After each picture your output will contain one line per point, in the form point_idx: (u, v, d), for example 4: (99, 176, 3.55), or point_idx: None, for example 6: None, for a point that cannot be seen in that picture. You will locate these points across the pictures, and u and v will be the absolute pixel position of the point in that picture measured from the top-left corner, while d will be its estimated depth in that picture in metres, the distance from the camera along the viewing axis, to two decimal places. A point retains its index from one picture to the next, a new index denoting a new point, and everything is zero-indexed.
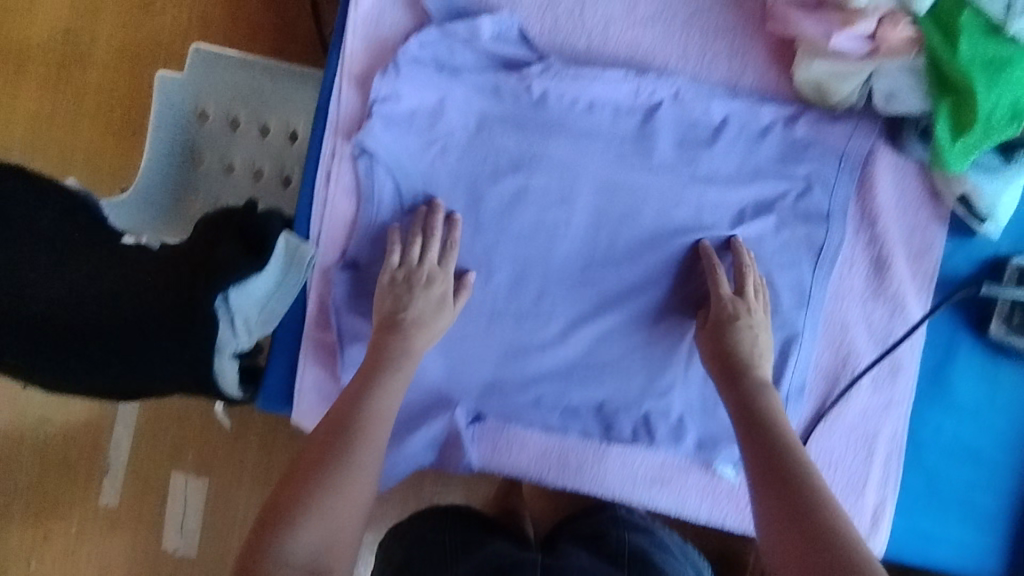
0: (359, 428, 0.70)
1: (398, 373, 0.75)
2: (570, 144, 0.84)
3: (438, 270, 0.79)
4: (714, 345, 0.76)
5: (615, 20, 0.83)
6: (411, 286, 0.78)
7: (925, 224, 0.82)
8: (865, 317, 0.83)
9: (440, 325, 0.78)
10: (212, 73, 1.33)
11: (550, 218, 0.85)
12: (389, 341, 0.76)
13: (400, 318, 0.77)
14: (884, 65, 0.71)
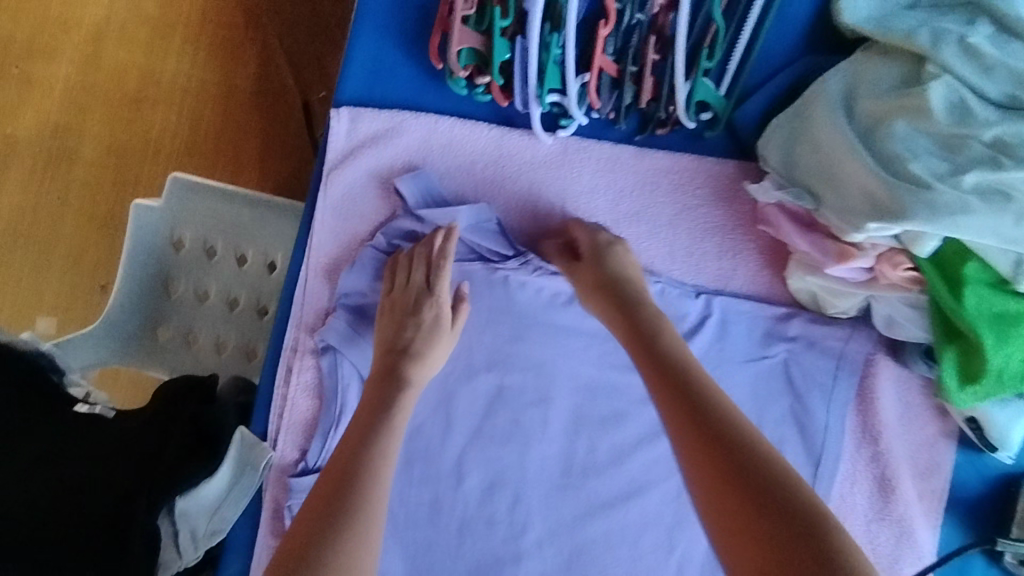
0: (366, 482, 0.61)
1: (394, 419, 0.67)
2: (549, 340, 0.79)
3: (430, 293, 0.74)
4: (598, 275, 0.73)
5: (597, 218, 0.80)
6: (402, 310, 0.73)
7: (932, 441, 0.77)
8: (871, 541, 0.76)
9: (439, 354, 0.73)
10: (189, 202, 1.14)
11: (529, 422, 0.79)
12: (382, 391, 0.69)
13: (397, 351, 0.72)
14: (882, 294, 0.68)
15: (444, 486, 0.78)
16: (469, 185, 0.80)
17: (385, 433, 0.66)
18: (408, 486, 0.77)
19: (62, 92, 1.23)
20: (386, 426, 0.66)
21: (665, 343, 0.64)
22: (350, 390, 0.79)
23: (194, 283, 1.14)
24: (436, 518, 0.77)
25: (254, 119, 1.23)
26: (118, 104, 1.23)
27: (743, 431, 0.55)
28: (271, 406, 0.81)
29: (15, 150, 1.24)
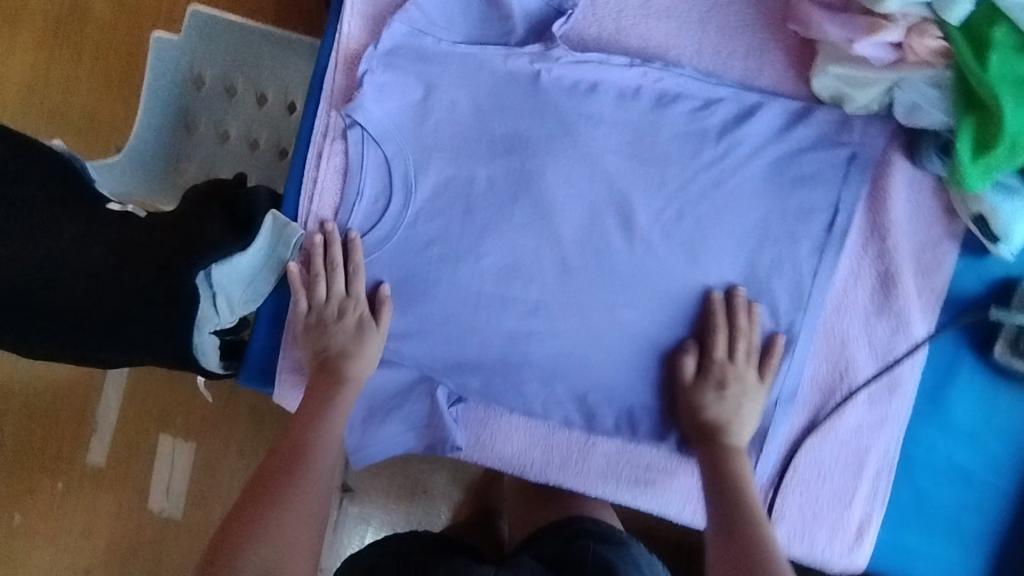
0: (303, 454, 0.73)
1: (336, 405, 0.77)
2: (571, 125, 0.81)
3: (348, 300, 0.80)
4: (692, 418, 0.80)
5: (628, 11, 0.82)
6: (327, 321, 0.79)
7: (938, 241, 0.80)
8: (866, 333, 0.81)
9: (370, 351, 0.79)
10: (211, 37, 1.19)
11: (551, 209, 0.82)
12: (322, 387, 0.78)
13: (326, 356, 0.79)
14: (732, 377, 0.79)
15: (465, 263, 0.83)
16: None
17: (304, 445, 0.74)
18: (428, 262, 0.83)
19: None
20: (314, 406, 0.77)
21: (724, 451, 0.76)
22: (375, 171, 0.82)
23: (217, 123, 1.18)
24: (453, 292, 0.83)
25: None
26: None
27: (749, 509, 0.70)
28: (302, 191, 0.84)
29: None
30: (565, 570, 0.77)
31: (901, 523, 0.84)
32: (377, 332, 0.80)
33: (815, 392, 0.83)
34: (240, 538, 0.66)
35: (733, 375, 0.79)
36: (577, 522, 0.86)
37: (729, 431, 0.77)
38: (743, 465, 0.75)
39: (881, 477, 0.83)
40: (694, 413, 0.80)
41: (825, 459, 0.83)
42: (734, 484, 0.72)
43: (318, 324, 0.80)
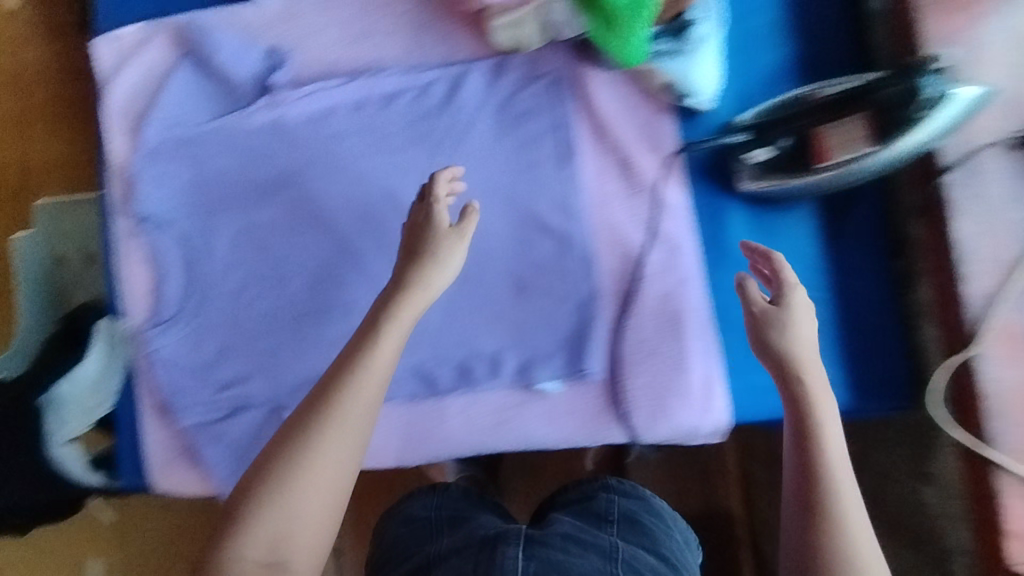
0: (337, 402, 0.63)
1: (376, 340, 0.65)
2: (320, 147, 0.92)
3: (441, 203, 0.70)
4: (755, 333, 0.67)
5: (331, 44, 0.93)
6: (417, 215, 0.70)
7: (653, 117, 0.91)
8: (632, 213, 0.90)
9: (452, 262, 0.68)
10: (60, 221, 1.18)
11: (331, 220, 0.91)
12: (371, 314, 0.67)
13: (415, 255, 0.68)
14: (800, 302, 0.66)
15: (274, 294, 0.91)
16: (208, 59, 0.92)
17: (357, 369, 0.64)
18: (244, 304, 0.91)
19: None
20: (356, 358, 0.64)
21: (797, 382, 0.64)
22: (172, 250, 0.92)
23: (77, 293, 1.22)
24: (274, 321, 0.90)
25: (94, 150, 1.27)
26: None
27: (826, 466, 0.61)
28: (119, 290, 0.93)
29: None
30: (595, 520, 0.82)
31: (744, 366, 0.89)
32: (439, 259, 0.68)
33: (614, 281, 0.90)
34: (271, 489, 0.61)
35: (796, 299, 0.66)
36: (601, 480, 0.89)
37: (806, 379, 0.64)
38: (827, 399, 0.64)
39: (705, 331, 0.88)
40: (757, 335, 0.66)
41: (647, 335, 0.88)
42: (813, 432, 0.63)
43: (410, 229, 0.70)
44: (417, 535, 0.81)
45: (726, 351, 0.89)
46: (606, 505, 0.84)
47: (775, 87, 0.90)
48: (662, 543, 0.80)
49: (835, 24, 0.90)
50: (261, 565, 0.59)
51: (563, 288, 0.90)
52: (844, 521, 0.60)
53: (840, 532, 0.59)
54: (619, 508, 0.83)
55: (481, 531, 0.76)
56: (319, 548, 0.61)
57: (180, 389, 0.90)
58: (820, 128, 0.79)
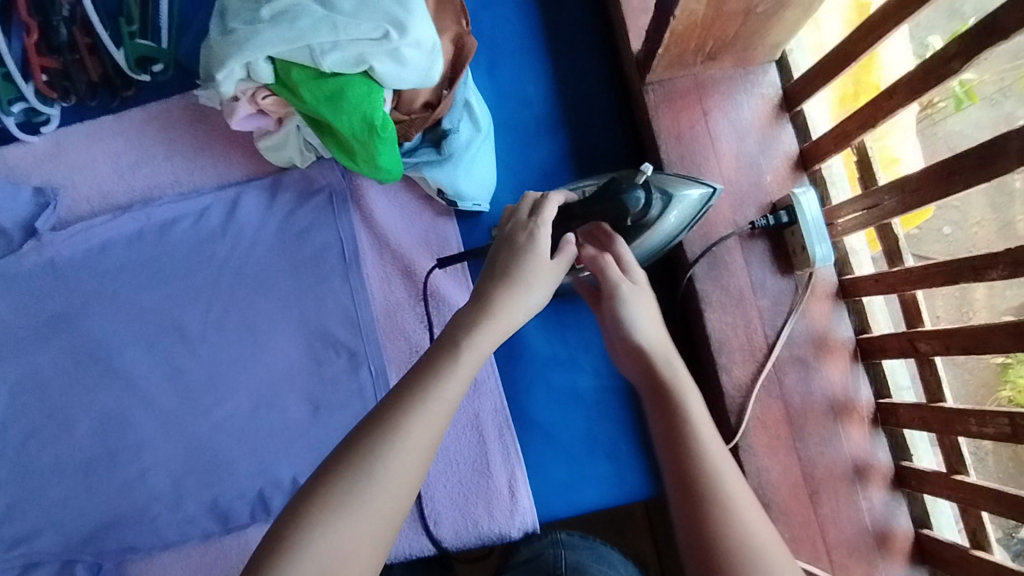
0: (415, 411, 0.54)
1: (464, 351, 0.58)
2: (100, 285, 0.91)
3: (534, 219, 0.67)
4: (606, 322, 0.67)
5: (104, 179, 0.93)
6: (507, 236, 0.66)
7: (434, 223, 0.91)
8: (421, 321, 0.90)
9: (537, 292, 0.64)
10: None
11: (114, 359, 0.90)
12: (468, 316, 0.61)
13: (479, 296, 0.62)
14: (642, 300, 0.65)
15: (60, 441, 0.88)
16: None
17: (415, 410, 0.54)
18: (30, 456, 0.88)
19: None
20: (436, 368, 0.57)
21: (654, 364, 0.63)
22: None
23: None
24: (62, 471, 0.87)
25: None
26: None
27: (700, 446, 0.57)
28: None
29: None
30: None
31: (548, 464, 0.88)
32: (529, 284, 0.63)
33: None
34: (304, 526, 0.49)
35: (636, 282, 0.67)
36: (550, 535, 0.86)
37: (657, 351, 0.64)
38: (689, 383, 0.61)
39: (505, 431, 0.88)
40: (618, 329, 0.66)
41: (447, 443, 0.87)
42: (677, 413, 0.59)
43: (506, 245, 0.65)
44: None
45: (528, 451, 0.88)
46: (553, 563, 0.81)
47: (549, 180, 0.92)
48: None
49: (599, 115, 0.93)
50: None
51: (358, 404, 0.89)
52: (725, 502, 0.53)
53: (724, 528, 0.52)
54: (567, 560, 0.81)
55: None
56: None
57: None
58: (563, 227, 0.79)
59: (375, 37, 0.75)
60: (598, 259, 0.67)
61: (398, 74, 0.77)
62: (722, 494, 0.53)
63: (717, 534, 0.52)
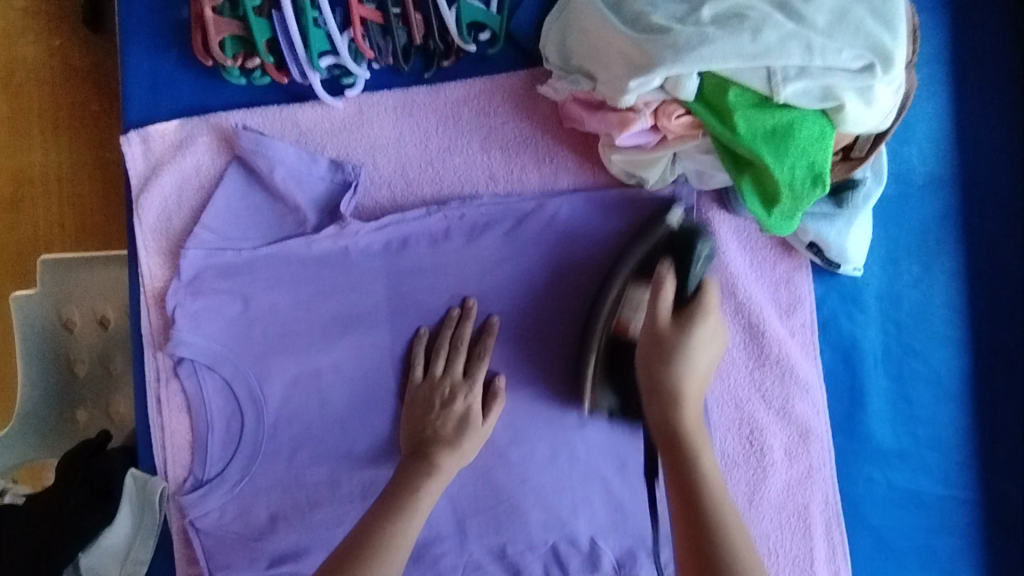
0: (373, 556, 0.62)
1: (421, 501, 0.67)
2: (395, 288, 0.78)
3: (461, 383, 0.75)
4: (649, 337, 0.68)
5: (410, 161, 0.79)
6: (433, 403, 0.74)
7: (788, 276, 0.78)
8: (757, 389, 0.78)
9: (467, 447, 0.72)
10: (73, 279, 0.97)
11: (402, 377, 0.78)
12: (410, 473, 0.69)
13: (425, 440, 0.72)
14: (709, 305, 0.69)
15: (337, 456, 0.78)
16: (260, 172, 0.77)
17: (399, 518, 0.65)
18: (300, 467, 0.78)
19: None
20: (397, 512, 0.65)
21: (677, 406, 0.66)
22: (215, 400, 0.78)
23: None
24: (337, 489, 0.78)
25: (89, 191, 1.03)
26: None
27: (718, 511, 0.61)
28: (153, 440, 0.79)
29: None
30: None
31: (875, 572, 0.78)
32: (462, 450, 0.72)
33: (731, 467, 0.77)
34: None
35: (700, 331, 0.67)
36: None
37: (683, 412, 0.66)
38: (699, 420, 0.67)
39: (833, 530, 0.78)
40: (648, 355, 0.68)
41: (768, 531, 0.77)
42: (682, 422, 0.65)
43: (418, 414, 0.75)
44: None
45: (856, 552, 0.78)
46: None
47: (927, 245, 0.79)
48: None
49: (991, 181, 0.80)
50: None
51: None
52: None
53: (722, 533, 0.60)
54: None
55: None
56: None
57: (227, 563, 0.78)
58: (628, 315, 0.76)
59: (855, 67, 0.59)
60: (665, 292, 0.68)
61: (861, 116, 0.61)
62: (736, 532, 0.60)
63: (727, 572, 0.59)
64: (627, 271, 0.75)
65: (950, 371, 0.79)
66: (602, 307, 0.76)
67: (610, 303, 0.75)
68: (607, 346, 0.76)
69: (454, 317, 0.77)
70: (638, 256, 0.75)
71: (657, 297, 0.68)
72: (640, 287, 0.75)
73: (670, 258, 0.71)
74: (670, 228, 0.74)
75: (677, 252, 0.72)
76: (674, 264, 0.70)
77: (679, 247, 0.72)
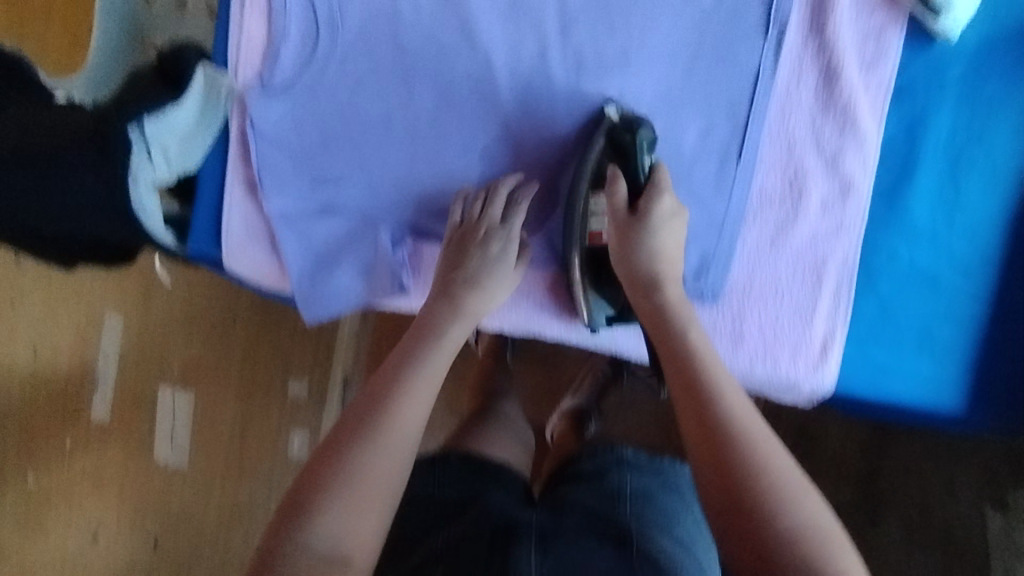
0: (389, 394, 0.61)
1: (439, 346, 0.67)
2: None
3: (497, 228, 0.76)
4: (624, 260, 0.72)
5: None
6: (469, 243, 0.75)
7: (881, 29, 0.76)
8: (814, 134, 0.78)
9: (497, 287, 0.74)
10: None
11: (476, 38, 0.80)
12: (436, 308, 0.71)
13: (454, 276, 0.73)
14: (677, 218, 0.72)
15: (397, 99, 0.81)
16: None
17: (410, 363, 0.64)
18: (361, 101, 0.81)
19: None
20: (418, 355, 0.65)
21: (693, 359, 0.63)
22: (296, 17, 0.80)
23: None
24: (389, 130, 0.82)
25: None
26: None
27: (736, 432, 0.57)
28: (229, 39, 0.81)
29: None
30: (609, 497, 0.75)
31: (868, 337, 0.81)
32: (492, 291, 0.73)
33: (767, 205, 0.79)
34: (332, 483, 0.55)
35: (659, 211, 0.71)
36: (617, 451, 0.83)
37: (692, 338, 0.65)
38: (713, 355, 0.64)
39: (842, 289, 0.80)
40: (632, 272, 0.71)
41: (781, 274, 0.80)
42: (676, 338, 0.65)
43: (456, 246, 0.75)
44: (427, 521, 0.72)
45: (856, 317, 0.81)
46: (619, 484, 0.77)
47: None
48: (678, 510, 0.77)
49: None
50: (330, 557, 0.53)
51: (711, 189, 0.80)
52: (777, 466, 0.55)
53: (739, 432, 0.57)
54: (633, 485, 0.77)
55: (500, 514, 0.70)
56: (390, 495, 0.57)
57: (274, 170, 0.82)
58: (597, 228, 0.78)
59: None
60: (618, 199, 0.73)
61: None
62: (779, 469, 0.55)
63: (755, 481, 0.54)
64: (591, 168, 0.77)
65: (1009, 168, 0.79)
66: (573, 205, 0.78)
67: (584, 188, 0.77)
68: (588, 258, 0.79)
69: (497, 185, 0.79)
70: (593, 159, 0.77)
71: (613, 197, 0.73)
72: (598, 198, 0.77)
73: (617, 161, 0.76)
74: (609, 120, 0.78)
75: (619, 151, 0.76)
76: (623, 167, 0.75)
77: (623, 149, 0.75)
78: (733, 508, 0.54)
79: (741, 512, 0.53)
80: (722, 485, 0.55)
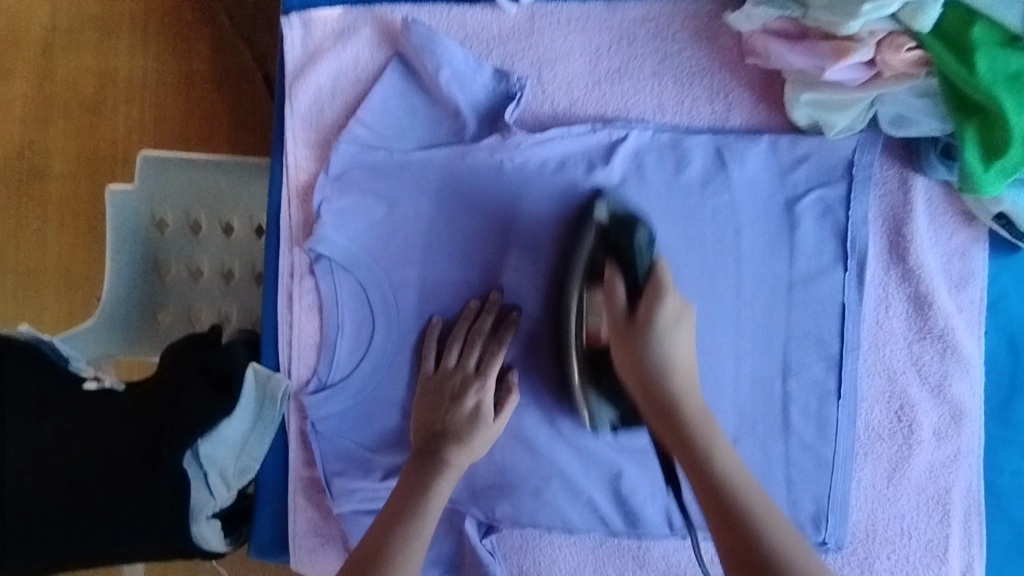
0: (382, 572, 0.59)
1: (429, 503, 0.66)
2: (545, 207, 0.74)
3: (475, 377, 0.72)
4: (637, 372, 0.60)
5: (576, 79, 0.76)
6: (445, 396, 0.72)
7: (964, 249, 0.73)
8: (913, 363, 0.73)
9: (479, 442, 0.70)
10: (169, 177, 1.01)
11: (541, 304, 0.74)
12: (419, 470, 0.68)
13: (434, 431, 0.70)
14: (683, 321, 0.61)
15: None
16: (424, 72, 0.74)
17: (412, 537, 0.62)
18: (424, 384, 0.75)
19: (24, 114, 1.18)
20: (413, 514, 0.64)
21: (704, 458, 0.57)
22: (347, 306, 0.76)
23: (186, 262, 1.00)
24: None
25: (211, 98, 1.14)
26: (81, 112, 1.17)
27: (738, 487, 0.55)
28: (279, 336, 0.78)
29: (31, 178, 1.18)
30: None
31: (1008, 565, 0.74)
32: (474, 447, 0.70)
33: (875, 439, 0.74)
34: None
35: (652, 287, 0.61)
36: None
37: (688, 407, 0.59)
38: (717, 430, 0.59)
39: (972, 518, 0.74)
40: (657, 405, 0.60)
41: (905, 511, 0.74)
42: (704, 467, 0.56)
43: (431, 398, 0.72)
44: None
45: (991, 544, 0.75)
46: None
47: None
48: None
49: None
50: None
51: (819, 430, 0.73)
52: (779, 529, 0.53)
53: (756, 517, 0.53)
54: None
55: None
56: None
57: (341, 471, 0.76)
58: (595, 322, 0.70)
59: None
60: (618, 296, 0.62)
61: None
62: (778, 528, 0.53)
63: (767, 546, 0.52)
64: (582, 271, 0.70)
65: None
66: (568, 318, 0.71)
67: (580, 272, 0.70)
68: (586, 362, 0.70)
69: (474, 328, 0.73)
70: (586, 254, 0.69)
71: (612, 299, 0.63)
72: (595, 291, 0.69)
73: (613, 259, 0.65)
74: (602, 218, 0.70)
75: (617, 253, 0.66)
76: (620, 265, 0.64)
77: (614, 240, 0.66)
78: (745, 560, 0.52)
79: (752, 559, 0.51)
80: (733, 547, 0.53)
